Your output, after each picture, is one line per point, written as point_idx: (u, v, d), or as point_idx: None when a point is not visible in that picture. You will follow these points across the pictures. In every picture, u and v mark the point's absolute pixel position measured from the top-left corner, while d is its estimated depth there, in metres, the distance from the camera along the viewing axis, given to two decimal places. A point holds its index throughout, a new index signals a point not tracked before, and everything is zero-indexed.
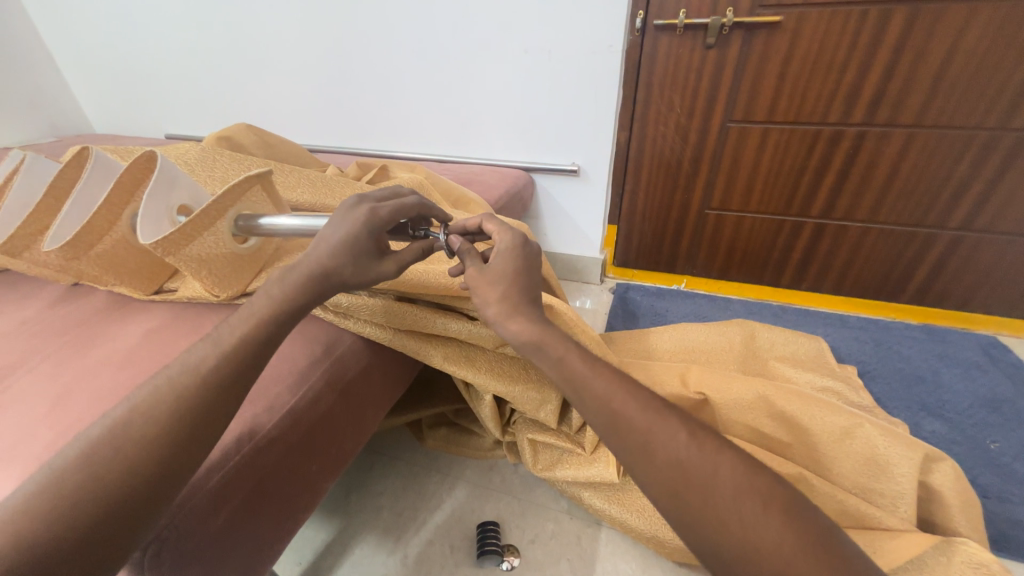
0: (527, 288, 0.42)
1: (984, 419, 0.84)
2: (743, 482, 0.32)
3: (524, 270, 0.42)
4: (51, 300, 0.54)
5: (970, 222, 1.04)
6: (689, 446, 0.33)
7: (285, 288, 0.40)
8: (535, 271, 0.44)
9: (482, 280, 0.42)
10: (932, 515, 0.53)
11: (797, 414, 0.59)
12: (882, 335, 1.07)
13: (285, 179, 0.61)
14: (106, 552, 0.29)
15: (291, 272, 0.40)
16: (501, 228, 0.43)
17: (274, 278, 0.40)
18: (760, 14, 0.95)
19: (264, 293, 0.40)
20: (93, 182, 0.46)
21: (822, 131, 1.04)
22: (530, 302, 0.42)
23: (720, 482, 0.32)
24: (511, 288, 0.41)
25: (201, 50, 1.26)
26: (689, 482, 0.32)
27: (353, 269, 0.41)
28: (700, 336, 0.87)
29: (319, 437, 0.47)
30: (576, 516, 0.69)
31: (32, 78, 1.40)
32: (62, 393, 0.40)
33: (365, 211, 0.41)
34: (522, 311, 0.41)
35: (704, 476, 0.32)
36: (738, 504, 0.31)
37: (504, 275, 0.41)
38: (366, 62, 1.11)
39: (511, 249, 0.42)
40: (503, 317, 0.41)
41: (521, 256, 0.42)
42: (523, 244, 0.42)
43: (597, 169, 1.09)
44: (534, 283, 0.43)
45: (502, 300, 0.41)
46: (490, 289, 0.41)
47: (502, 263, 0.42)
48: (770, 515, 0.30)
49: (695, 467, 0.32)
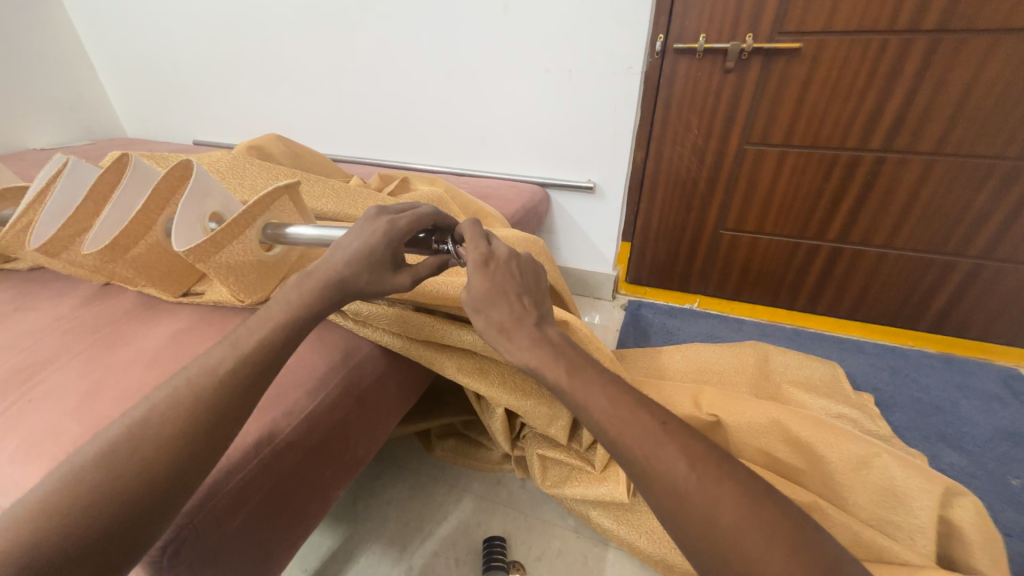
0: (509, 308, 0.41)
1: (1006, 454, 0.81)
2: (747, 515, 0.31)
3: (502, 287, 0.41)
4: (84, 299, 0.56)
5: (991, 250, 1.02)
6: (690, 476, 0.33)
7: (304, 292, 0.41)
8: (514, 284, 0.42)
9: (464, 304, 0.41)
10: (953, 551, 0.51)
11: (811, 440, 0.58)
12: (899, 362, 1.05)
13: (311, 189, 0.63)
14: (120, 551, 0.30)
15: (309, 277, 0.41)
16: (467, 244, 0.42)
17: (291, 284, 0.42)
18: (779, 41, 0.96)
19: (282, 297, 0.41)
20: (131, 188, 0.49)
21: (840, 156, 1.04)
22: (518, 319, 0.40)
23: (720, 515, 0.31)
24: (491, 309, 0.41)
25: (232, 61, 1.31)
26: (690, 512, 0.32)
27: (367, 277, 0.42)
28: (712, 357, 0.86)
29: (333, 444, 0.48)
30: (583, 535, 0.68)
31: (72, 83, 1.48)
32: (90, 389, 0.42)
33: (385, 223, 0.42)
34: (509, 334, 0.40)
35: (707, 507, 0.32)
36: (742, 538, 0.30)
37: (481, 296, 0.40)
38: (392, 78, 1.15)
39: (478, 269, 0.41)
40: (494, 341, 0.41)
41: (488, 274, 0.41)
42: (483, 263, 0.41)
43: (612, 186, 1.10)
44: (519, 297, 0.41)
45: (487, 324, 0.41)
46: (473, 312, 0.41)
47: (475, 283, 0.40)
48: (773, 549, 0.30)
49: (698, 498, 0.32)
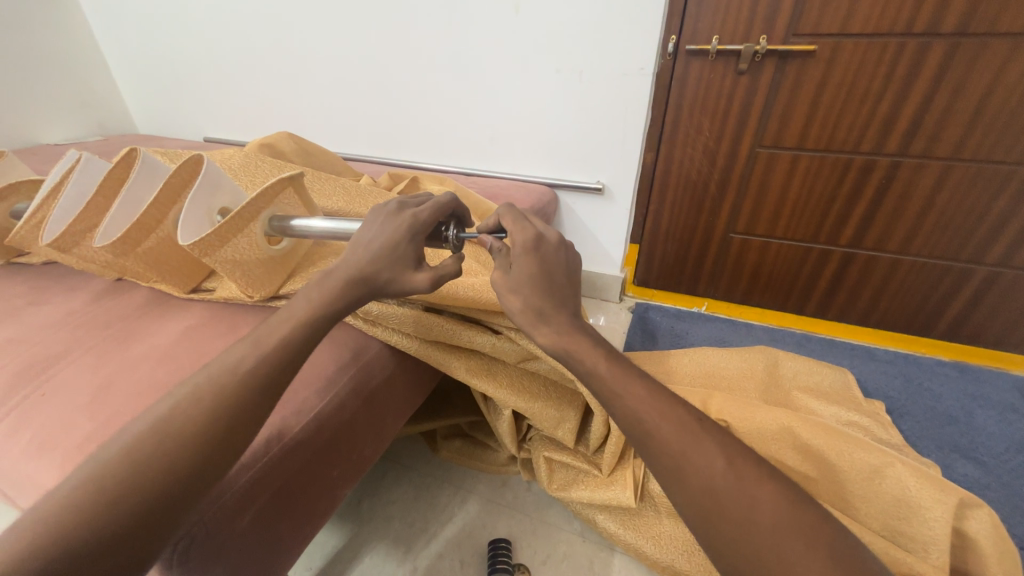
0: (550, 293, 0.42)
1: (1022, 465, 0.80)
2: (784, 518, 0.31)
3: (546, 273, 0.43)
4: (96, 294, 0.56)
5: (1008, 258, 1.01)
6: (725, 474, 0.33)
7: (325, 292, 0.42)
8: (558, 271, 0.44)
9: (504, 284, 0.43)
10: (968, 565, 0.50)
11: (822, 447, 0.58)
12: (911, 370, 1.03)
13: (322, 187, 0.63)
14: (140, 550, 0.30)
15: (330, 276, 0.42)
16: (516, 227, 0.45)
17: (313, 282, 0.43)
18: (794, 43, 0.95)
19: (303, 297, 0.42)
20: (140, 182, 0.49)
21: (854, 160, 1.02)
22: (557, 306, 0.42)
23: (760, 516, 0.31)
24: (531, 293, 0.42)
25: (244, 59, 1.32)
26: (723, 512, 0.32)
27: (387, 273, 0.42)
28: (722, 361, 0.85)
29: (341, 444, 0.47)
30: (589, 539, 0.68)
31: (87, 81, 1.50)
32: (104, 384, 0.42)
33: (409, 216, 0.43)
34: (546, 320, 0.42)
35: (747, 510, 0.32)
36: (779, 541, 0.30)
37: (524, 278, 0.42)
38: (403, 76, 1.14)
39: (525, 252, 0.43)
40: (528, 325, 0.42)
41: (535, 257, 0.43)
42: (533, 245, 0.43)
43: (621, 188, 1.10)
44: (561, 285, 0.43)
45: (525, 308, 0.42)
46: (511, 293, 0.42)
47: (522, 265, 0.43)
48: (812, 553, 0.30)
49: (731, 498, 0.32)
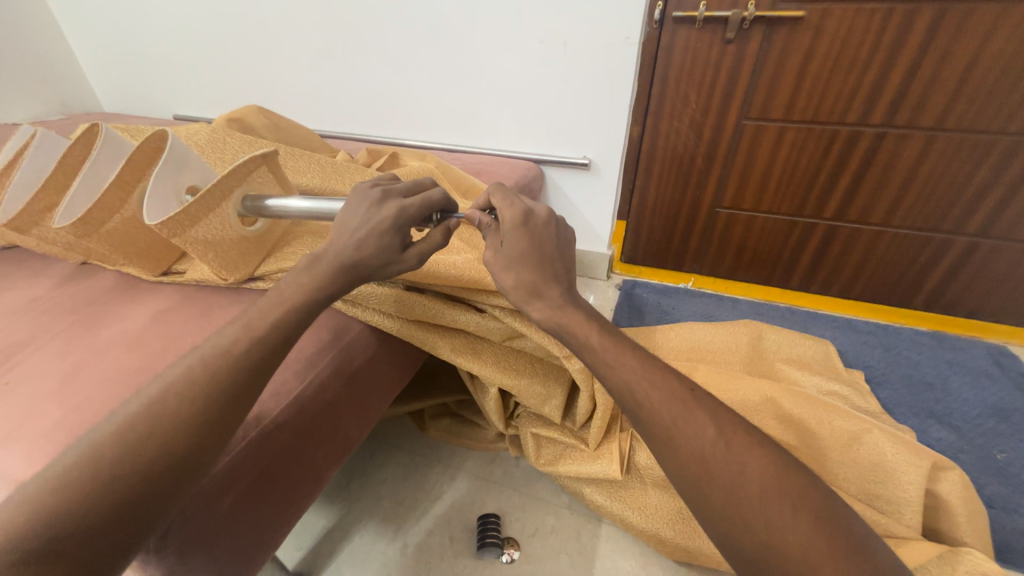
0: (542, 269, 0.42)
1: (992, 428, 0.83)
2: (772, 483, 0.31)
3: (537, 248, 0.42)
4: (60, 279, 0.54)
5: (987, 228, 1.02)
6: (715, 442, 0.33)
7: (315, 276, 0.41)
8: (549, 245, 0.43)
9: (496, 262, 0.42)
10: (939, 524, 0.52)
11: (804, 417, 0.59)
12: (890, 341, 1.06)
13: (296, 164, 0.60)
14: (123, 540, 0.28)
15: (316, 262, 0.41)
16: (504, 202, 0.44)
17: (299, 268, 0.41)
18: (782, 9, 0.92)
19: (292, 280, 0.40)
20: (102, 160, 0.46)
21: (840, 131, 1.02)
22: (549, 281, 0.42)
23: (744, 480, 0.32)
24: (523, 269, 0.41)
25: (212, 31, 1.24)
26: (713, 479, 0.32)
27: (377, 259, 0.42)
28: (708, 336, 0.86)
29: (324, 426, 0.47)
30: (577, 511, 0.69)
31: (45, 54, 1.40)
32: (71, 371, 0.40)
33: (390, 205, 0.42)
34: (539, 296, 0.41)
35: (730, 475, 0.32)
36: (765, 505, 0.31)
37: (516, 254, 0.42)
38: (380, 46, 1.09)
39: (516, 228, 0.42)
40: (522, 302, 0.42)
41: (526, 232, 0.42)
42: (522, 220, 0.42)
43: (608, 162, 1.08)
44: (551, 258, 0.43)
45: (518, 284, 0.42)
46: (505, 269, 0.42)
47: (512, 240, 0.42)
48: (798, 518, 0.30)
49: (720, 465, 0.32)
